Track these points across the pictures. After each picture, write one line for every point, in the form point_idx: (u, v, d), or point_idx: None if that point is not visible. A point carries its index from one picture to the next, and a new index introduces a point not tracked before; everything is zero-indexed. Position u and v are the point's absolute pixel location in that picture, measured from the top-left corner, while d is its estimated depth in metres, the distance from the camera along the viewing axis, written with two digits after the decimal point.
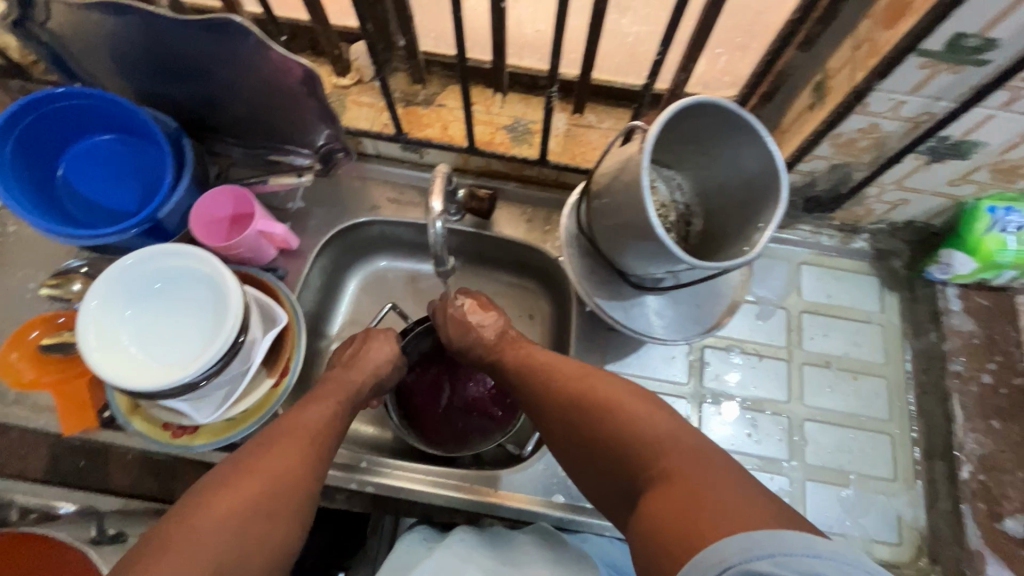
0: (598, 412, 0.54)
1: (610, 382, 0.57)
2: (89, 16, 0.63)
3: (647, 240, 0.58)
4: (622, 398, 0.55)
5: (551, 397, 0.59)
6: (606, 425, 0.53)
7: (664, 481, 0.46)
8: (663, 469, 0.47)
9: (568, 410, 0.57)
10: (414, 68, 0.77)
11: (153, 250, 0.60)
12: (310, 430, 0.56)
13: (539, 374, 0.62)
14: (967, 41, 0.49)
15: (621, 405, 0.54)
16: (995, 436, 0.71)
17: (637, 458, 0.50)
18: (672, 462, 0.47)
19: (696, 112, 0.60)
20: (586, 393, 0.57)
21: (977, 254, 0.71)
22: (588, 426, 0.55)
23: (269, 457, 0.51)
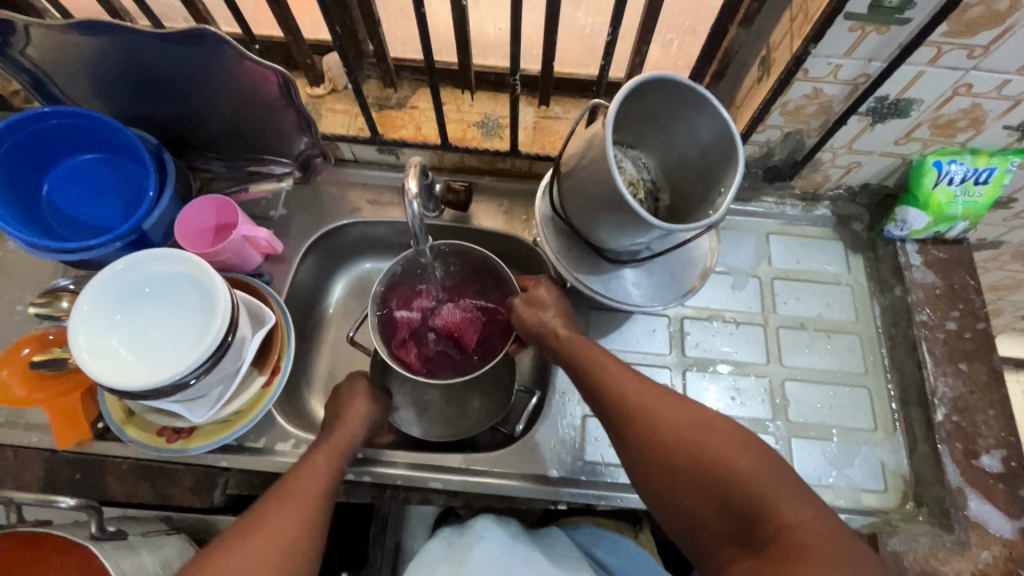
0: (706, 452, 0.53)
1: (708, 420, 0.56)
2: (66, 38, 0.65)
3: (616, 211, 0.61)
4: (724, 438, 0.54)
5: (651, 433, 0.57)
6: (718, 469, 0.52)
7: (793, 539, 0.47)
8: (787, 528, 0.47)
9: (669, 446, 0.55)
10: (385, 72, 0.80)
11: (141, 256, 0.62)
12: (321, 476, 0.60)
13: (632, 410, 0.59)
14: (887, 1, 0.54)
15: (730, 448, 0.53)
16: (963, 378, 0.75)
17: (751, 506, 0.50)
18: (797, 518, 0.48)
19: (652, 88, 0.63)
20: (691, 430, 0.55)
21: (929, 208, 0.76)
22: (696, 465, 0.53)
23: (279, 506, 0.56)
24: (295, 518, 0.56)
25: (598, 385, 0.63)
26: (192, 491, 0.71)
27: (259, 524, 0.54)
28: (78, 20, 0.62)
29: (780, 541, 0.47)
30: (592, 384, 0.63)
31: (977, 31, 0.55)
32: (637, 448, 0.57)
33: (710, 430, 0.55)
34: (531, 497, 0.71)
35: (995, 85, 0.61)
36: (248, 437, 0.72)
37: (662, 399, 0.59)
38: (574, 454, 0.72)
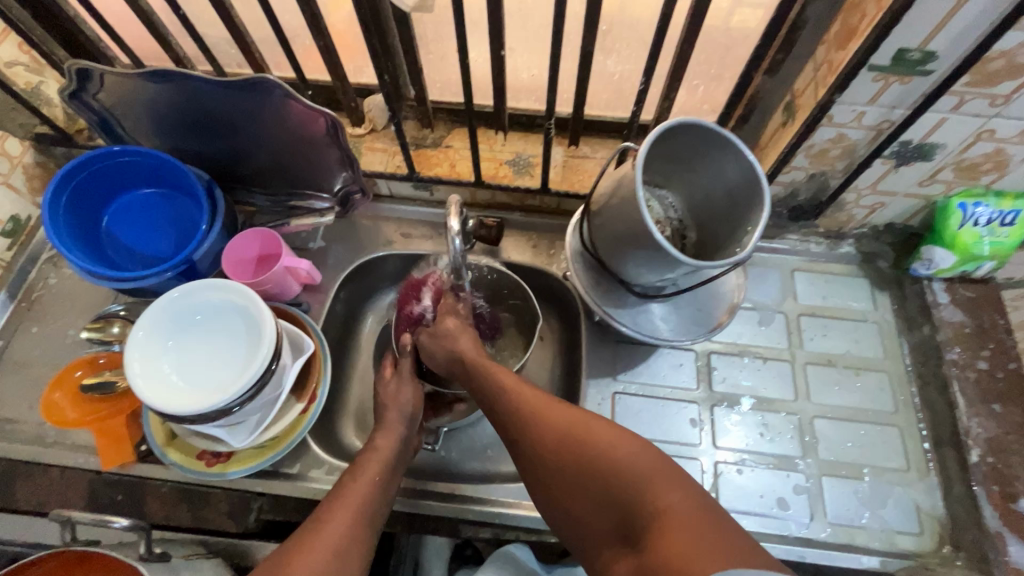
0: (587, 446, 0.54)
1: (584, 415, 0.57)
2: (135, 84, 0.71)
3: (647, 249, 0.63)
4: (602, 432, 0.54)
5: (533, 431, 0.58)
6: (593, 460, 0.53)
7: (664, 521, 0.46)
8: (660, 507, 0.47)
9: (551, 446, 0.56)
10: (423, 113, 0.85)
11: (195, 285, 0.65)
12: (373, 488, 0.60)
13: (524, 412, 0.59)
14: (910, 54, 0.56)
15: (602, 437, 0.54)
16: (998, 419, 0.74)
17: (630, 490, 0.50)
18: (673, 499, 0.47)
19: (682, 133, 0.66)
20: (572, 425, 0.56)
21: (955, 248, 0.76)
22: (581, 458, 0.54)
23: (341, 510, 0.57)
24: (352, 519, 0.57)
25: (486, 393, 0.64)
26: (228, 515, 0.72)
27: (292, 557, 0.52)
28: (149, 69, 0.67)
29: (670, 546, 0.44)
30: (484, 388, 0.64)
31: (998, 81, 0.58)
32: (525, 446, 0.58)
33: (589, 424, 0.55)
34: None
35: (1017, 131, 0.63)
36: (284, 462, 0.73)
37: (543, 399, 0.60)
38: None
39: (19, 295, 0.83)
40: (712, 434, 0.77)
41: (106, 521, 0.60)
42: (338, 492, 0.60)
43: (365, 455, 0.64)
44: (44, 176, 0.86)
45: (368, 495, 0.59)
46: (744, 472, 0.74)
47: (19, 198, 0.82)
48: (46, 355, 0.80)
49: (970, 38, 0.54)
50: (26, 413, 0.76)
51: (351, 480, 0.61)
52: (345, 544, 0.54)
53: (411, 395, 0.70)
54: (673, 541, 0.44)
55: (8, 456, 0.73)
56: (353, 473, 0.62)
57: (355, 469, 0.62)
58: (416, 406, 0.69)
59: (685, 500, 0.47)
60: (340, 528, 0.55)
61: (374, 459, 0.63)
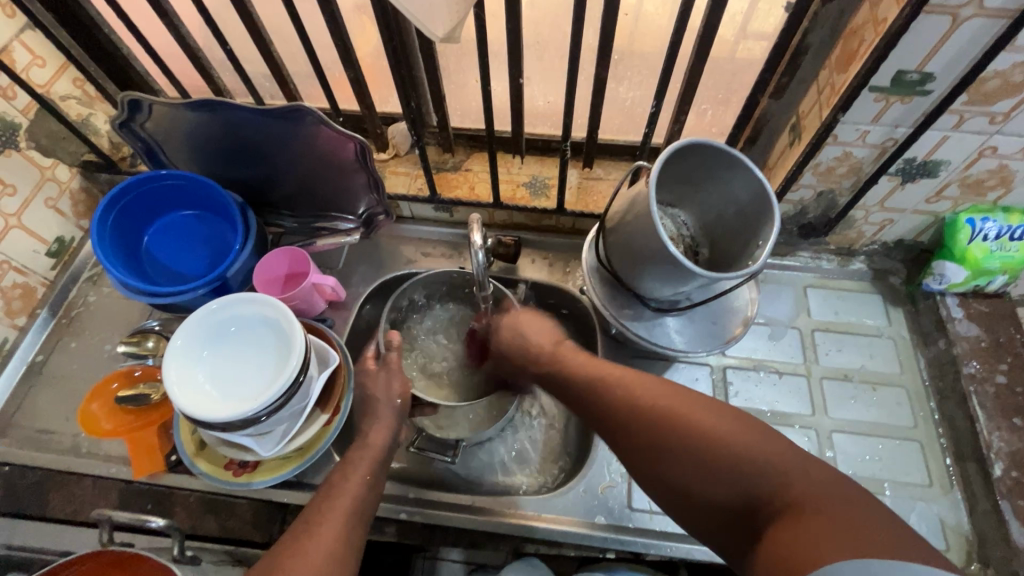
0: (689, 429, 0.52)
1: (691, 400, 0.55)
2: (179, 114, 0.76)
3: (664, 265, 0.66)
4: (708, 415, 0.52)
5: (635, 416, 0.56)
6: (707, 444, 0.50)
7: (791, 505, 0.44)
8: (788, 495, 0.45)
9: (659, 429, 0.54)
10: (445, 139, 0.90)
11: (232, 298, 0.69)
12: (361, 490, 0.60)
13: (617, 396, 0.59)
14: (909, 76, 0.59)
15: (710, 418, 0.52)
16: (1019, 433, 0.73)
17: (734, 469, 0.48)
18: (800, 486, 0.45)
19: (693, 153, 0.69)
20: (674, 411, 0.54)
21: (966, 262, 0.78)
22: (682, 442, 0.52)
23: (332, 506, 0.57)
24: (341, 516, 0.57)
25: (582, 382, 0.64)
26: (252, 526, 0.74)
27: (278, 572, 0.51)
28: (195, 99, 0.73)
29: (812, 528, 0.42)
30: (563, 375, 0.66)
31: (997, 100, 0.60)
32: (628, 435, 0.56)
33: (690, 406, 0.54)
34: (580, 543, 0.72)
35: (1019, 148, 0.66)
36: (307, 473, 0.75)
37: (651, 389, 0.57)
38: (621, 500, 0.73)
39: (59, 312, 0.88)
40: None
41: (142, 521, 0.63)
42: (319, 503, 0.58)
43: (352, 459, 0.64)
44: (88, 201, 0.92)
45: (352, 503, 0.58)
46: None
47: (65, 221, 0.88)
48: (82, 369, 0.84)
49: (965, 60, 0.57)
50: (63, 425, 0.79)
51: (333, 491, 0.59)
52: (338, 541, 0.54)
53: (398, 384, 0.71)
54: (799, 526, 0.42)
55: (44, 467, 0.76)
56: (333, 487, 0.60)
57: (346, 467, 0.63)
58: (404, 396, 0.71)
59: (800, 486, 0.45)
60: (330, 524, 0.56)
61: (355, 475, 0.62)
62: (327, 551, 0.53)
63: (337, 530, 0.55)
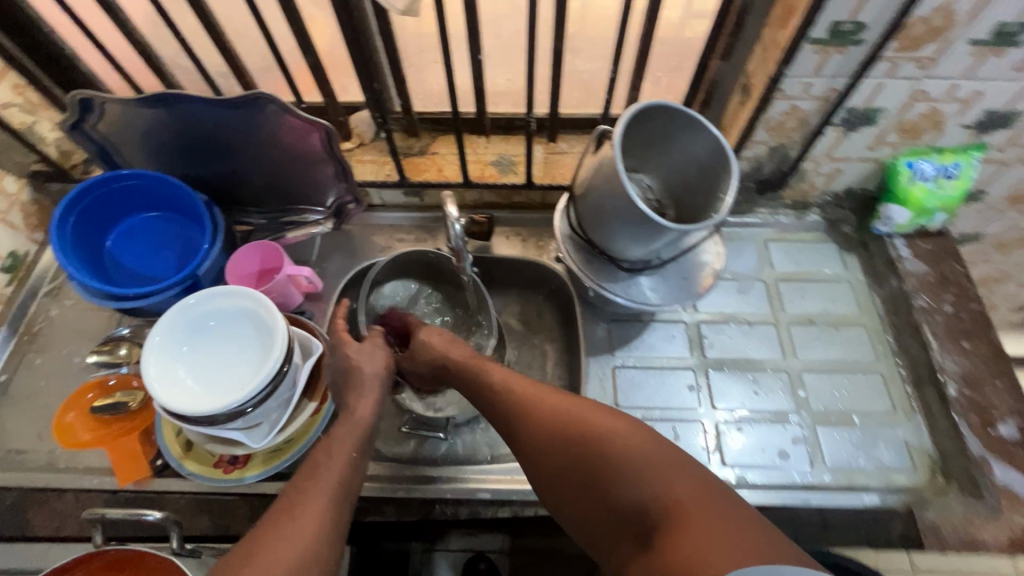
0: (589, 438, 0.57)
1: (587, 407, 0.60)
2: (134, 111, 0.74)
3: (635, 224, 0.68)
4: (602, 419, 0.58)
5: (534, 424, 0.61)
6: (600, 453, 0.56)
7: (675, 513, 0.50)
8: (670, 502, 0.51)
9: (561, 438, 0.58)
10: (409, 123, 0.90)
11: (207, 293, 0.68)
12: (346, 470, 0.58)
13: (519, 401, 0.63)
14: (843, 26, 0.63)
15: (607, 425, 0.57)
16: (968, 354, 0.79)
17: (635, 485, 0.53)
18: (679, 492, 0.51)
19: (653, 114, 0.72)
20: (573, 419, 0.59)
21: (908, 203, 0.84)
22: (585, 449, 0.57)
23: (312, 489, 0.55)
24: (321, 498, 0.55)
25: (487, 394, 0.66)
26: (250, 520, 0.71)
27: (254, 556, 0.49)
28: (150, 94, 0.71)
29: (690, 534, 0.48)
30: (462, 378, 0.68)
31: (922, 45, 0.65)
32: (532, 441, 0.61)
33: (601, 421, 0.58)
34: None
35: (945, 90, 0.71)
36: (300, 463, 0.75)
37: (550, 399, 0.62)
38: None
39: (21, 330, 0.84)
40: (710, 397, 0.81)
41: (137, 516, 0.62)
42: (298, 485, 0.56)
43: (336, 436, 0.61)
44: (40, 214, 0.89)
45: (335, 484, 0.57)
46: (743, 430, 0.78)
47: (17, 234, 0.85)
48: (52, 383, 0.81)
49: (892, 7, 0.61)
50: (35, 442, 0.76)
51: (314, 471, 0.57)
52: (320, 524, 0.53)
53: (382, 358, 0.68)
54: (680, 536, 0.48)
55: (18, 487, 0.73)
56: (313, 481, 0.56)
57: (328, 446, 0.60)
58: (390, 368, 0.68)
59: (689, 490, 0.51)
60: (311, 508, 0.54)
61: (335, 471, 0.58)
62: (306, 539, 0.51)
63: (314, 529, 0.52)
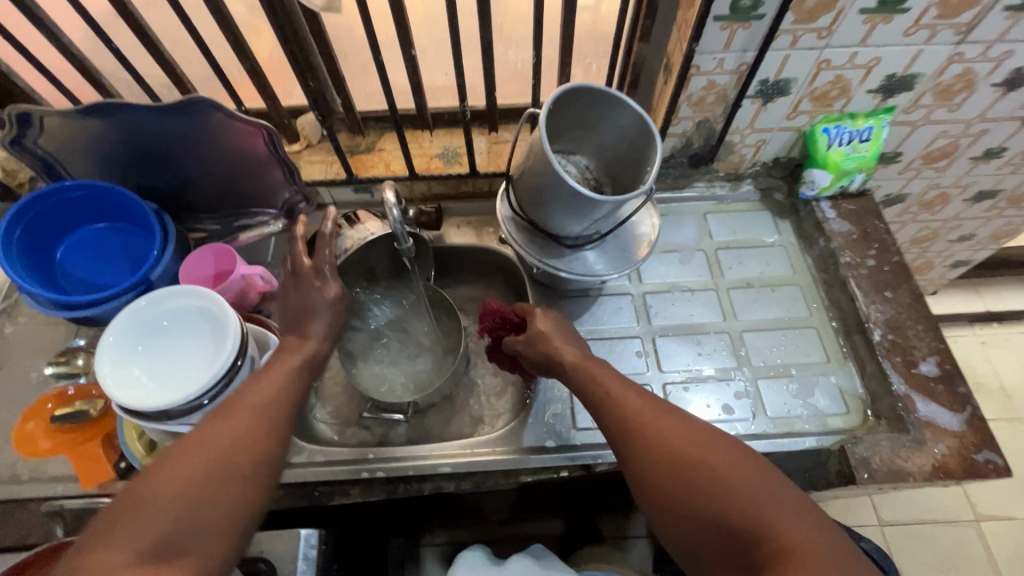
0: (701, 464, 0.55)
1: (710, 438, 0.57)
2: (75, 123, 0.76)
3: (570, 200, 0.72)
4: (722, 450, 0.56)
5: (650, 447, 0.59)
6: (708, 478, 0.54)
7: (787, 550, 0.47)
8: (780, 543, 0.47)
9: (675, 459, 0.57)
10: (353, 122, 0.93)
11: (158, 293, 0.69)
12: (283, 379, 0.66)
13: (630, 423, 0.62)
14: (742, 2, 0.68)
15: (724, 459, 0.55)
16: (891, 302, 0.84)
17: (749, 521, 0.50)
18: (795, 534, 0.48)
19: (581, 95, 0.76)
20: (687, 444, 0.57)
21: (828, 167, 0.89)
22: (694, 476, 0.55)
23: (261, 385, 0.64)
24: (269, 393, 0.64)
25: (604, 408, 0.66)
26: None
27: (207, 433, 0.57)
28: (89, 105, 0.73)
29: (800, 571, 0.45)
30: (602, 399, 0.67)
31: (817, 16, 0.71)
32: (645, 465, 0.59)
33: (720, 453, 0.55)
34: (535, 468, 0.77)
35: (846, 57, 0.77)
36: None
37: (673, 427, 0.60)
38: (567, 424, 0.80)
39: None
40: (658, 361, 0.85)
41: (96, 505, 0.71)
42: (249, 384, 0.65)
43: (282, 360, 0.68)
44: None
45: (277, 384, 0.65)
46: (690, 389, 0.82)
47: None
48: (10, 398, 0.81)
49: None
50: None
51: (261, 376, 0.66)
52: (264, 413, 0.61)
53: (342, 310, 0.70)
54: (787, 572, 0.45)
55: None
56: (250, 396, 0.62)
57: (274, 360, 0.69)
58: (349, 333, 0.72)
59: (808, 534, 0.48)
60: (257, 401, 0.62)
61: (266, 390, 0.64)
62: (252, 421, 0.60)
63: (261, 417, 0.61)
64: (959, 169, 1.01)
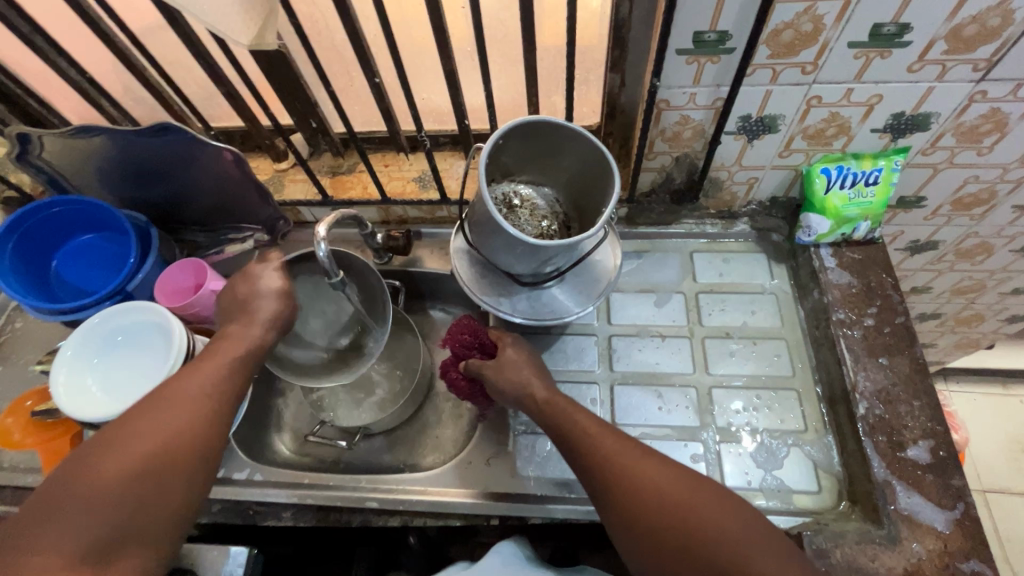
0: (689, 512, 0.55)
1: (691, 483, 0.58)
2: (68, 143, 0.82)
3: (511, 240, 0.69)
4: (704, 497, 0.56)
5: (635, 488, 0.58)
6: (698, 522, 0.54)
7: None
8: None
9: (663, 507, 0.56)
10: (333, 144, 0.94)
11: (116, 308, 0.73)
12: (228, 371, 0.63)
13: (611, 466, 0.60)
14: (707, 36, 0.62)
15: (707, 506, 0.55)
16: (885, 371, 0.74)
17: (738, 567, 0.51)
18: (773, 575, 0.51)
19: (539, 131, 0.72)
20: (676, 490, 0.57)
21: (827, 212, 0.80)
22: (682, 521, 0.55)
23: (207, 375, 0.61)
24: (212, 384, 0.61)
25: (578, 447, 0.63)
26: None
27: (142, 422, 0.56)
28: (77, 127, 0.79)
29: None
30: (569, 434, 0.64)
31: (798, 50, 0.63)
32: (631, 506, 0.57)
33: (705, 498, 0.56)
34: (465, 513, 0.75)
35: (841, 94, 0.68)
36: None
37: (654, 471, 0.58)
38: (506, 470, 0.76)
39: None
40: (613, 411, 0.80)
41: None
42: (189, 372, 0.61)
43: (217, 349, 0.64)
44: None
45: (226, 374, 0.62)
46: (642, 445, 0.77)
47: None
48: (7, 389, 0.89)
49: (751, 16, 0.60)
50: None
51: (206, 365, 0.63)
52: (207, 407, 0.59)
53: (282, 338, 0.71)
54: None
55: None
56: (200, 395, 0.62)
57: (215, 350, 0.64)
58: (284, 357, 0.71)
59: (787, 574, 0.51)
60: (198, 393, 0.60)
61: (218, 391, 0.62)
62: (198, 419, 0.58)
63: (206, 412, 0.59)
64: (999, 217, 0.87)
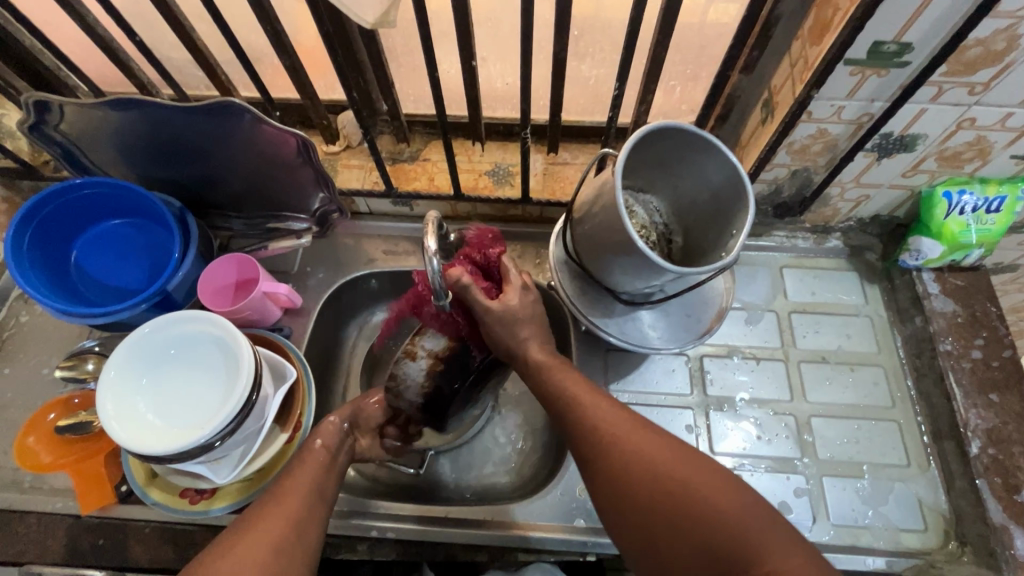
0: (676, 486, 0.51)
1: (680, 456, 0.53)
2: (95, 114, 0.68)
3: (630, 257, 0.61)
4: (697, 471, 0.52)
5: (620, 469, 0.54)
6: (694, 501, 0.50)
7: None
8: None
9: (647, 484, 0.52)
10: (398, 128, 0.83)
11: (171, 318, 0.64)
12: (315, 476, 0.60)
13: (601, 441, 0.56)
14: (886, 46, 0.55)
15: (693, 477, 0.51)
16: (996, 409, 0.72)
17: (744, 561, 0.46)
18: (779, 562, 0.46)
19: (662, 135, 0.65)
20: (660, 470, 0.52)
21: (942, 237, 0.76)
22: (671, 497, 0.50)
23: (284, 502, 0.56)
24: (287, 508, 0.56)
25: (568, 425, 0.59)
26: None
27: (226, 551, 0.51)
28: (109, 98, 0.66)
29: None
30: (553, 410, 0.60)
31: (976, 69, 0.57)
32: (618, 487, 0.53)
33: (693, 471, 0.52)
34: (562, 548, 0.69)
35: (998, 118, 0.63)
36: None
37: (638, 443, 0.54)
38: None
39: None
40: (710, 440, 0.75)
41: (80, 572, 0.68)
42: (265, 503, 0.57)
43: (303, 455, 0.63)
44: None
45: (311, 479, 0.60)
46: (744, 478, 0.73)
47: None
48: (18, 397, 0.78)
49: (944, 30, 0.53)
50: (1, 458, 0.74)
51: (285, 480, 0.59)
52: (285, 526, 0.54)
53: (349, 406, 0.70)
54: None
55: None
56: (262, 513, 0.55)
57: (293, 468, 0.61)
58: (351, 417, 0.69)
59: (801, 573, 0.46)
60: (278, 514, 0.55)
61: (280, 511, 0.55)
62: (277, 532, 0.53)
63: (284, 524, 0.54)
64: None
